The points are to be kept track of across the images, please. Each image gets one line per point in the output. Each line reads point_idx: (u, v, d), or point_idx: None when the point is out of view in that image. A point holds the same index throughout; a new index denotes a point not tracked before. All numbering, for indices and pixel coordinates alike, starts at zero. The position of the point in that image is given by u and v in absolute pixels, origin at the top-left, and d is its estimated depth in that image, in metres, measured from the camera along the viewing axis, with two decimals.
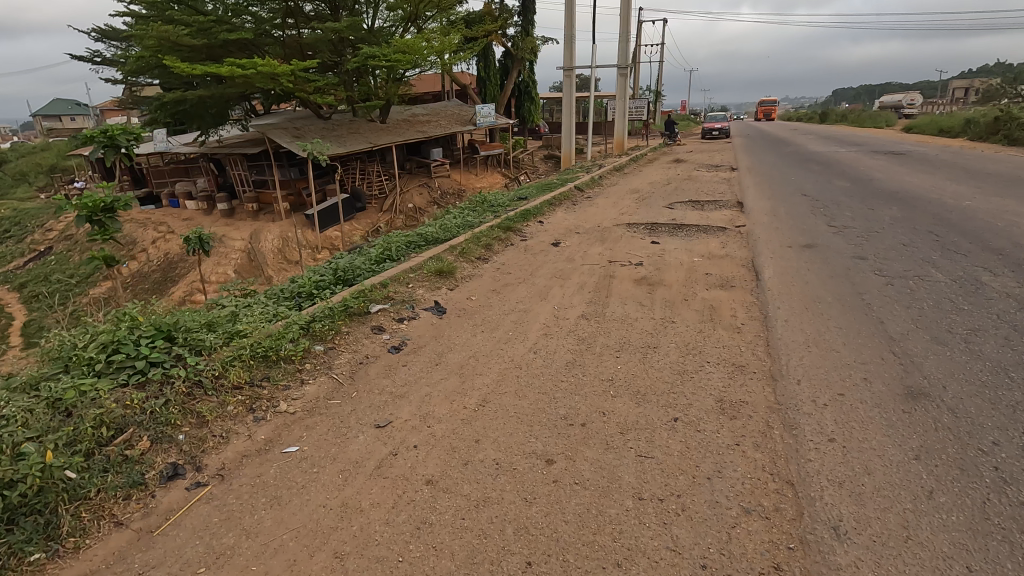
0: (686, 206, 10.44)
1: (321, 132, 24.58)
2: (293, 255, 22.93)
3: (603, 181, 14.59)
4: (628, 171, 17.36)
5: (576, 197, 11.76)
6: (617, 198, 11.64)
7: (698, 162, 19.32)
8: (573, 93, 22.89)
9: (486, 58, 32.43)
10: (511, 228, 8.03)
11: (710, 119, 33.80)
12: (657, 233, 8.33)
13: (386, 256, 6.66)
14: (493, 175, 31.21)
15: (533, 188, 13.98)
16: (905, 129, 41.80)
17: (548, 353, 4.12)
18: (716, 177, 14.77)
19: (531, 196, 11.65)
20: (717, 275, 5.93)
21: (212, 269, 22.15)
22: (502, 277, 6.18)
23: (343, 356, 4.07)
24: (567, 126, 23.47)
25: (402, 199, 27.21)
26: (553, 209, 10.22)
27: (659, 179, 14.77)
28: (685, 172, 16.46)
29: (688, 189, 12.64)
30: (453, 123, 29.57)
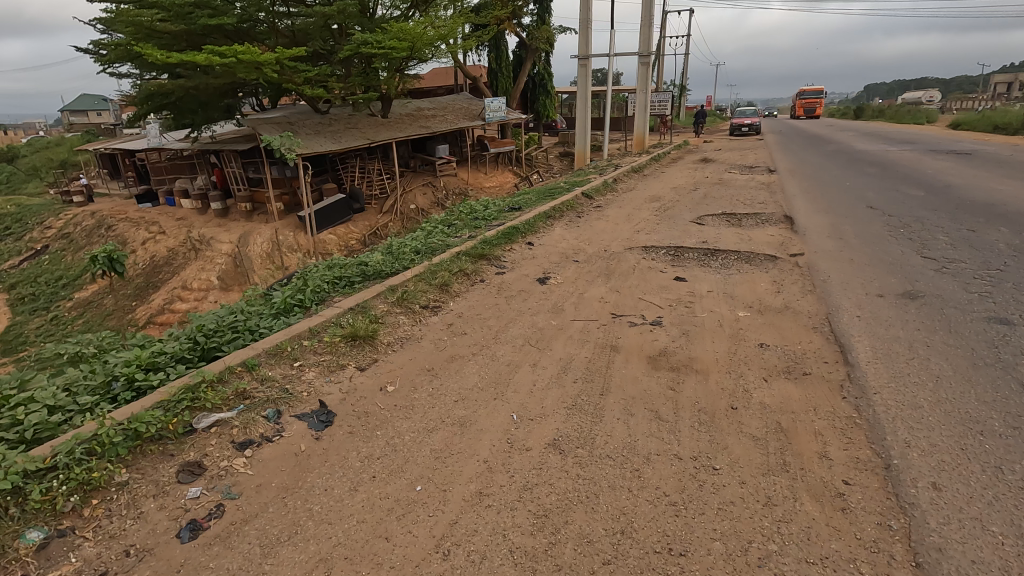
0: (718, 221, 8.30)
1: (316, 128, 22.86)
2: (283, 260, 21.34)
3: (618, 185, 12.54)
4: (648, 173, 15.21)
5: (582, 205, 9.74)
6: (633, 208, 9.58)
7: (726, 163, 17.08)
8: (588, 85, 20.71)
9: (498, 49, 30.39)
10: (485, 255, 6.02)
11: (739, 115, 31.26)
12: (681, 263, 6.25)
13: (295, 302, 4.70)
14: (503, 174, 29.24)
15: (536, 192, 11.94)
16: (951, 126, 38.51)
17: (472, 560, 2.12)
18: (751, 181, 12.58)
19: (528, 204, 9.60)
20: (776, 348, 3.84)
21: (195, 274, 20.66)
22: (451, 340, 4.18)
23: (71, 561, 2.12)
24: (581, 121, 21.29)
25: (404, 200, 25.41)
26: (551, 223, 8.24)
27: (684, 183, 12.63)
28: (714, 175, 14.29)
29: (718, 197, 10.51)
30: (460, 118, 27.60)
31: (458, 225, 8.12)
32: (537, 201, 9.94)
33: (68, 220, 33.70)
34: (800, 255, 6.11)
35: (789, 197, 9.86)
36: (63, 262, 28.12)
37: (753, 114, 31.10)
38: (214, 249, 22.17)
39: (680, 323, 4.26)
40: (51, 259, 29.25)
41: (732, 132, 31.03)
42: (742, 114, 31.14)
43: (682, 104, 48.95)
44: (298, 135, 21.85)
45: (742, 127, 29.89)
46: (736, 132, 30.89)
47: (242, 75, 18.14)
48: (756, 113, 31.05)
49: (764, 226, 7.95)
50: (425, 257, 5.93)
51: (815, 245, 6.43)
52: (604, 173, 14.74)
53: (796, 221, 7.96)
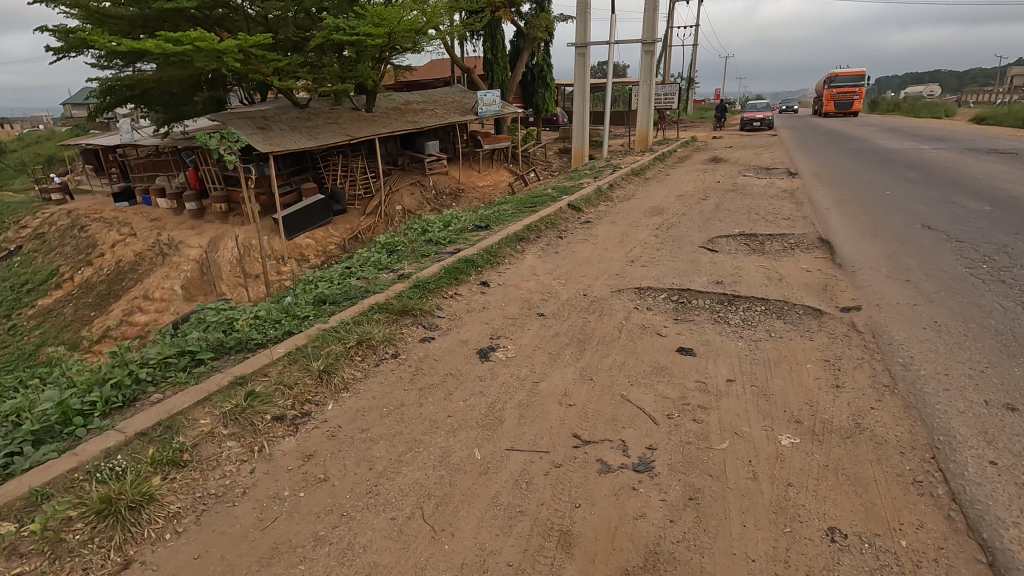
0: (734, 247, 6.57)
1: (292, 123, 21.15)
2: (255, 267, 19.73)
3: (615, 193, 10.78)
4: (650, 175, 13.42)
5: (569, 222, 8.00)
6: (628, 227, 7.80)
7: (739, 163, 15.25)
8: (587, 77, 18.87)
9: (494, 39, 28.47)
10: (410, 308, 4.30)
11: (749, 108, 29.25)
12: (689, 322, 4.48)
13: (78, 410, 2.99)
14: (497, 172, 27.46)
15: (518, 200, 10.21)
16: (974, 120, 36.35)
17: None
18: (768, 187, 10.77)
19: (502, 219, 7.84)
20: (860, 540, 2.11)
21: (159, 282, 19.10)
22: (293, 497, 2.47)
23: None
24: (579, 116, 19.47)
25: (390, 200, 23.71)
26: (524, 249, 6.50)
27: (691, 190, 10.88)
28: (727, 178, 12.47)
29: (735, 209, 8.69)
30: (451, 112, 25.77)
31: (406, 251, 6.41)
32: (514, 215, 8.17)
33: (45, 218, 32.18)
34: (856, 310, 4.34)
35: (821, 212, 8.07)
36: (33, 265, 26.62)
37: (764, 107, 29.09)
38: (182, 254, 20.57)
39: (687, 467, 2.52)
40: (21, 261, 27.76)
41: (742, 127, 29.06)
42: (752, 107, 29.14)
43: (688, 98, 46.79)
44: (271, 131, 20.13)
45: (753, 122, 27.88)
46: (746, 127, 28.91)
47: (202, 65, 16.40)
48: (768, 107, 29.01)
49: (796, 257, 6.17)
50: (326, 312, 4.22)
51: (874, 291, 4.68)
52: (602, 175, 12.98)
53: (838, 249, 6.20)
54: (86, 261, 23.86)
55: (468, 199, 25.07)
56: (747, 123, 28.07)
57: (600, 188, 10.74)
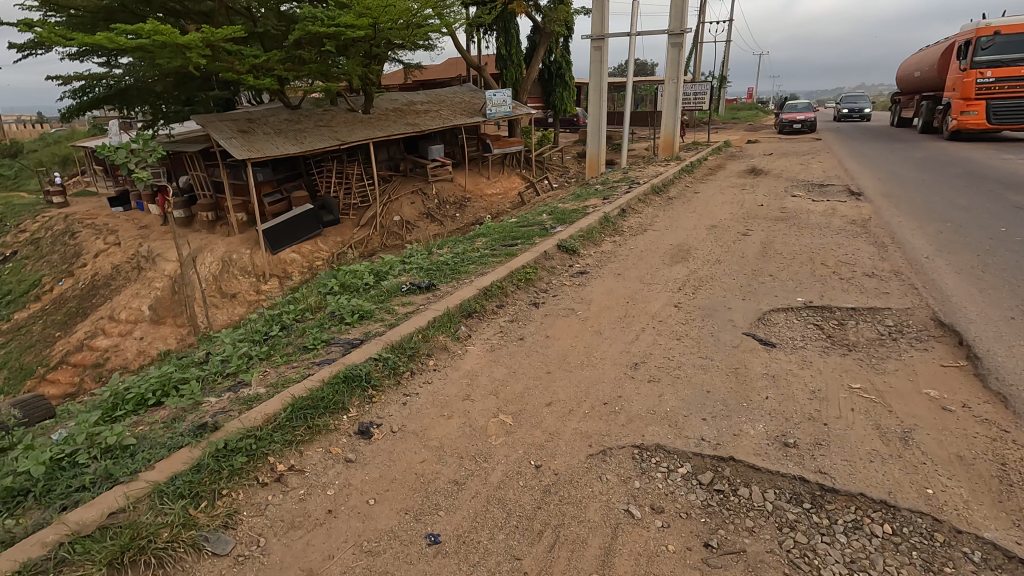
0: (798, 336, 4.23)
1: (278, 126, 19.26)
2: (233, 285, 17.96)
3: (628, 221, 8.43)
4: (674, 193, 11.03)
5: (553, 276, 5.70)
6: (637, 285, 5.48)
7: (783, 177, 12.71)
8: (604, 74, 16.42)
9: (507, 34, 26.18)
10: (149, 539, 2.11)
11: (788, 109, 26.39)
12: (732, 565, 2.18)
13: None
14: (507, 179, 25.24)
15: (502, 231, 7.96)
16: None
17: None
18: (827, 216, 8.28)
19: (459, 272, 5.58)
20: None
21: (128, 301, 17.44)
22: None
23: None
24: (595, 119, 17.05)
25: (388, 211, 21.73)
26: (468, 336, 4.24)
27: (727, 218, 8.44)
28: (771, 199, 10.00)
29: (789, 255, 6.26)
30: (457, 114, 23.57)
31: (288, 338, 4.22)
32: (479, 264, 5.91)
33: (43, 221, 31.09)
34: None
35: (919, 264, 5.63)
36: (21, 272, 25.42)
37: (805, 108, 26.21)
38: (157, 269, 18.89)
39: None
40: (12, 268, 26.61)
41: (779, 129, 26.22)
42: (791, 108, 26.24)
43: (720, 97, 43.62)
44: (252, 136, 18.24)
45: (793, 124, 25.00)
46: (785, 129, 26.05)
47: (164, 61, 14.49)
48: (810, 107, 26.08)
49: (908, 364, 3.75)
50: None
51: None
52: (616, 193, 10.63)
53: (981, 351, 3.78)
54: (67, 272, 22.46)
55: (474, 210, 22.92)
56: (785, 126, 25.26)
57: (610, 214, 8.38)
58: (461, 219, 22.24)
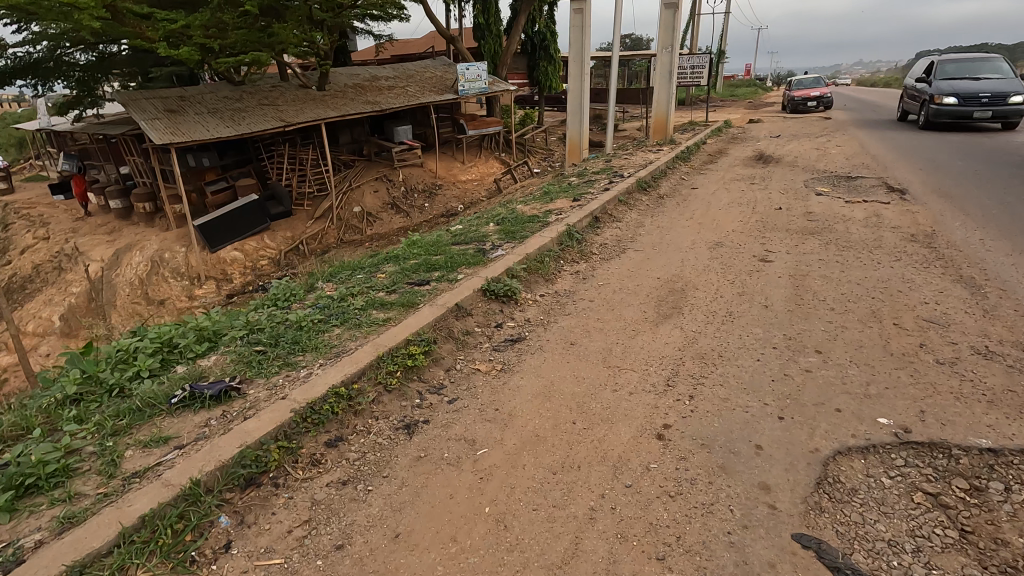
0: (904, 541, 2.06)
1: (213, 105, 16.75)
2: (162, 289, 15.62)
3: (602, 233, 6.21)
4: (665, 189, 8.80)
5: (460, 353, 3.50)
6: (597, 372, 3.29)
7: (799, 165, 10.49)
8: (586, 43, 13.99)
9: (485, 0, 23.49)
10: None
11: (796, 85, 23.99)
12: None
13: None
14: (484, 164, 22.87)
15: (425, 252, 5.74)
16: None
17: None
18: (871, 226, 6.11)
19: (301, 352, 3.36)
20: None
21: (38, 309, 15.40)
22: None
23: None
24: (575, 96, 14.65)
25: (347, 201, 19.39)
26: (226, 547, 2.09)
27: (734, 229, 6.27)
28: (789, 199, 7.78)
29: (837, 304, 4.08)
30: (425, 91, 21.03)
31: None
32: (346, 330, 3.69)
33: None
34: None
35: None
36: None
37: (816, 83, 23.85)
38: (78, 270, 16.54)
39: None
40: None
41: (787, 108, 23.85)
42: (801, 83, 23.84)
43: (718, 73, 41.02)
44: (180, 116, 15.73)
45: (805, 101, 22.55)
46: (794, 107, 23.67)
47: (50, 21, 11.93)
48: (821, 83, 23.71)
49: None
50: None
51: None
52: (593, 189, 8.37)
53: None
54: None
55: (445, 199, 20.59)
56: (796, 103, 22.85)
57: (577, 226, 6.13)
58: (430, 210, 19.94)
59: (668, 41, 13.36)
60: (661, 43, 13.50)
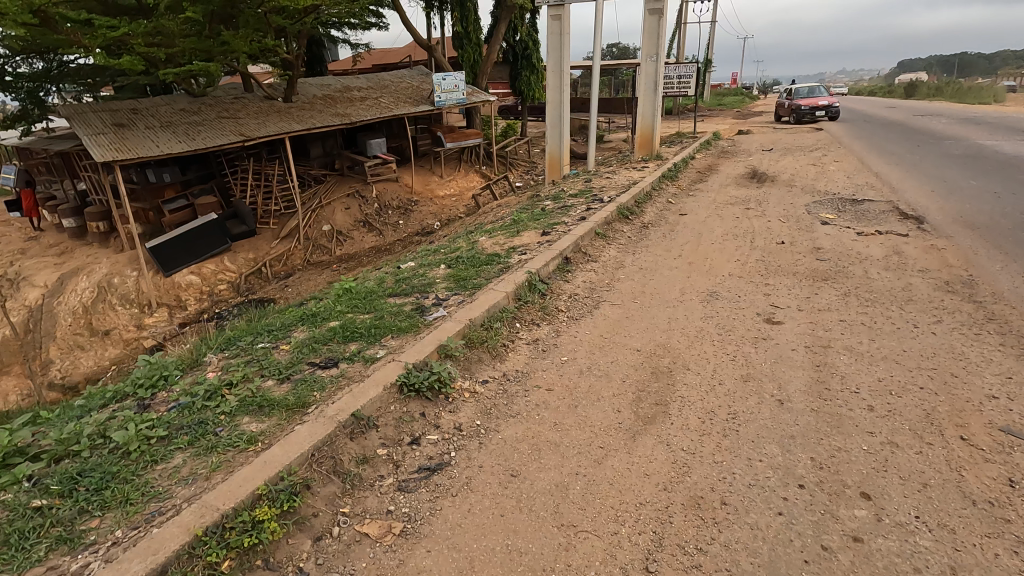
0: None
1: (167, 119, 15.58)
2: (109, 318, 14.32)
3: (572, 280, 5.14)
4: (650, 216, 7.77)
5: (343, 500, 2.40)
6: (541, 539, 2.23)
7: (797, 185, 9.55)
8: (565, 52, 13.02)
9: (463, 7, 22.55)
10: None
11: (798, 94, 22.77)
12: None
13: None
14: (464, 178, 21.88)
15: (353, 307, 4.64)
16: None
17: None
18: (893, 268, 5.12)
19: (91, 515, 2.25)
20: None
21: None
22: None
23: None
24: (554, 108, 13.62)
25: (315, 219, 18.28)
26: None
27: (731, 274, 5.23)
28: (792, 229, 6.78)
29: (874, 400, 3.04)
30: (399, 102, 19.97)
31: None
32: (186, 462, 2.58)
33: None
34: None
35: None
36: None
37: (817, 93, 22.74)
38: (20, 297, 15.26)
39: None
40: None
41: (791, 118, 22.55)
42: (803, 92, 22.63)
43: (705, 82, 40.46)
44: (129, 131, 14.52)
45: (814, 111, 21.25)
46: (799, 118, 22.41)
47: None
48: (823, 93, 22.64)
49: None
50: None
51: None
52: (568, 218, 7.32)
53: None
54: None
55: (421, 215, 19.53)
56: (804, 114, 21.54)
57: (542, 272, 5.06)
58: (405, 227, 18.85)
59: (653, 50, 12.38)
60: (645, 52, 12.51)
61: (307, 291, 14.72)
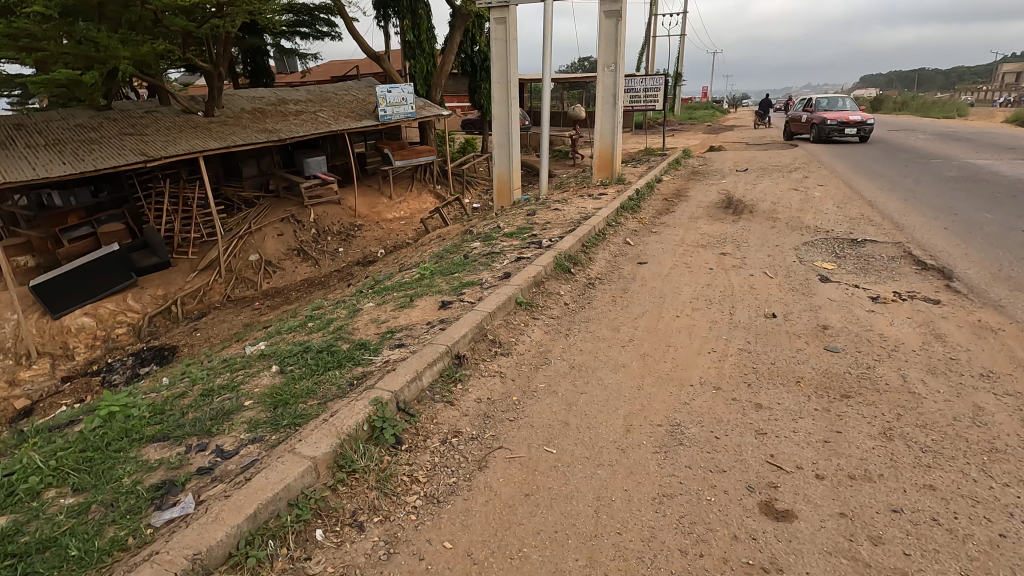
0: None
1: (58, 137, 13.43)
2: None
3: (460, 401, 3.29)
4: (599, 267, 6.03)
5: None
6: None
7: (780, 219, 7.95)
8: (513, 62, 11.35)
9: (415, 14, 20.84)
10: None
11: (822, 106, 18.95)
12: None
13: None
14: (416, 199, 20.09)
15: (71, 469, 2.72)
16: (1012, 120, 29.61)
17: None
18: (939, 372, 3.44)
19: None
20: None
21: None
22: None
23: None
24: (502, 126, 11.91)
25: (241, 248, 16.23)
26: None
27: (701, 382, 3.47)
28: (782, 289, 5.06)
29: None
30: (340, 116, 18.07)
31: None
32: None
33: None
34: None
35: None
36: None
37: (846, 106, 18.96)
38: None
39: None
40: None
41: (811, 135, 18.80)
42: (830, 104, 18.72)
43: (676, 96, 39.46)
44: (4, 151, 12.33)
45: (843, 128, 17.46)
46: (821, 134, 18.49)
47: None
48: (852, 107, 18.94)
49: None
50: None
51: None
52: (490, 274, 5.52)
53: None
54: None
55: (364, 242, 17.60)
56: (829, 131, 17.83)
57: (409, 392, 3.21)
58: (345, 255, 16.88)
59: (610, 59, 10.76)
60: (602, 61, 10.87)
61: (217, 336, 12.61)
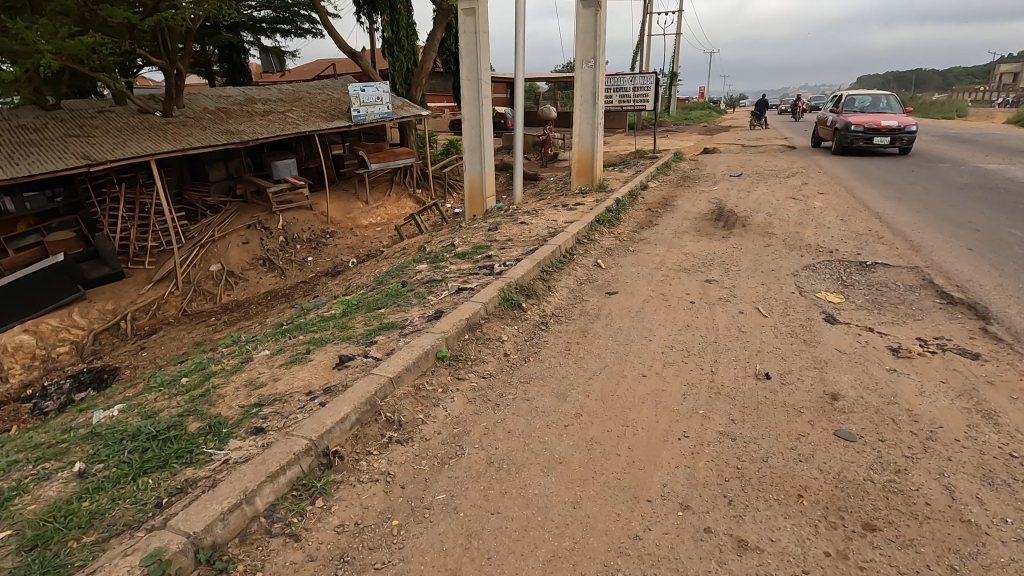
0: None
1: None
2: None
3: (309, 535, 2.25)
4: (559, 300, 4.99)
5: None
6: None
7: (776, 236, 6.93)
8: (483, 59, 10.34)
9: (394, 9, 19.78)
10: None
11: (851, 107, 15.10)
12: None
13: None
14: (393, 204, 19.05)
15: None
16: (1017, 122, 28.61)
17: None
18: (1003, 485, 2.41)
19: None
20: None
21: None
22: None
23: None
24: (472, 129, 10.88)
25: (202, 257, 15.20)
26: None
27: (663, 497, 2.45)
28: (778, 335, 4.03)
29: None
30: (310, 117, 17.00)
31: None
32: None
33: None
34: None
35: None
36: None
37: (886, 108, 15.15)
38: None
39: None
40: None
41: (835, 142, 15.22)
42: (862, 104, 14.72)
43: (671, 95, 38.40)
44: None
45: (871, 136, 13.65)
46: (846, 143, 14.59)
47: None
48: (895, 107, 14.71)
49: None
50: None
51: None
52: (418, 312, 4.47)
53: None
54: None
55: (336, 251, 16.56)
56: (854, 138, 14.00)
57: (222, 529, 2.16)
58: (314, 265, 15.83)
59: (589, 54, 9.71)
60: (580, 56, 9.84)
61: (164, 356, 11.57)
